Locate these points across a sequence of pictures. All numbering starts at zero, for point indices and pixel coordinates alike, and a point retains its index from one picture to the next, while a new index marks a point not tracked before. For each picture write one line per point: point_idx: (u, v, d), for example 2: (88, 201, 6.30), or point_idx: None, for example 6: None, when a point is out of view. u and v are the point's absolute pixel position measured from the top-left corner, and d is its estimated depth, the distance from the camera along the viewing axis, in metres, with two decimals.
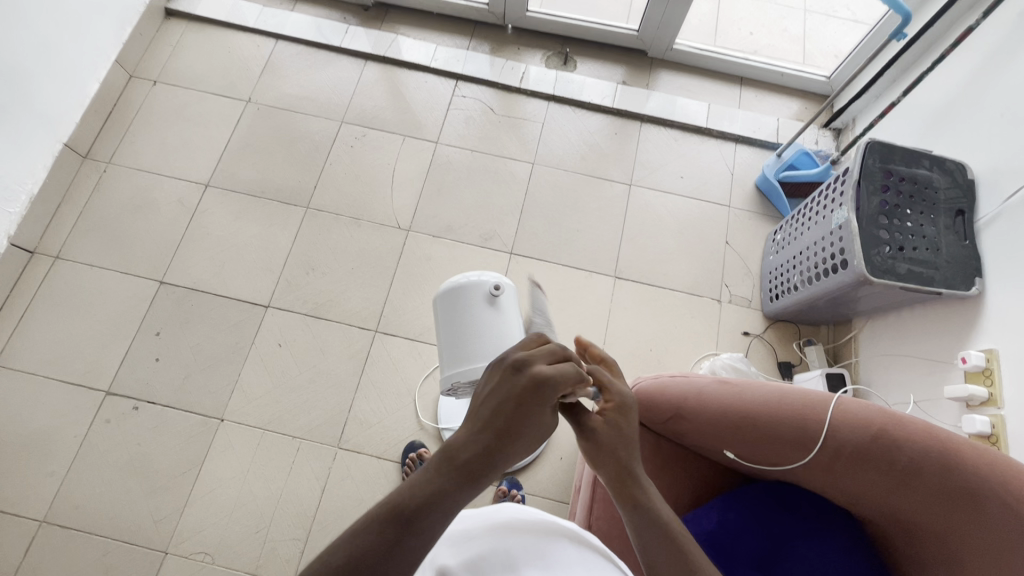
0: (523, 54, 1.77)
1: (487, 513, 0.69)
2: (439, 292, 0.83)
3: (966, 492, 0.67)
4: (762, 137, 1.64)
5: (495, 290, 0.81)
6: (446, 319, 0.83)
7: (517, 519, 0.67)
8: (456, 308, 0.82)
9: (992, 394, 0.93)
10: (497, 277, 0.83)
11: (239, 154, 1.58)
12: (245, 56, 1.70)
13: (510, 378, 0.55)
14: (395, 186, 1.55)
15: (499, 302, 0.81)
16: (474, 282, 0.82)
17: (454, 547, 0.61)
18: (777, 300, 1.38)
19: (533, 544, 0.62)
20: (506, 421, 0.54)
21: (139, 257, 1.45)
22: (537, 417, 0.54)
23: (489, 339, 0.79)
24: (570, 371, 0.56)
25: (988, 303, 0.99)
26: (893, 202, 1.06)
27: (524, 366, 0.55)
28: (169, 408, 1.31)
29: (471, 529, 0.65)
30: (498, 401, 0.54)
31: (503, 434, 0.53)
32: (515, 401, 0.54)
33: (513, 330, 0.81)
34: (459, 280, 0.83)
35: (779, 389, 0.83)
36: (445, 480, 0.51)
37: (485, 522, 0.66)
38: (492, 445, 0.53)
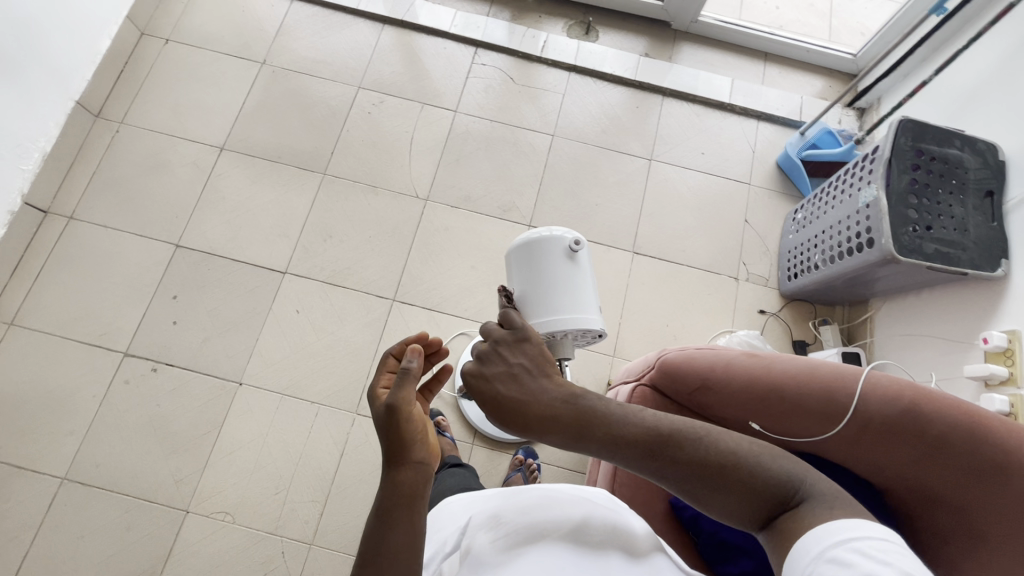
0: (544, 22, 1.73)
1: (519, 496, 0.73)
2: (513, 248, 0.75)
3: (990, 464, 0.70)
4: (785, 115, 1.62)
5: (574, 246, 0.74)
6: (521, 276, 0.75)
7: (554, 503, 0.70)
8: (533, 266, 0.74)
9: (1012, 373, 0.94)
10: (573, 233, 0.75)
11: (253, 118, 1.55)
12: (259, 17, 1.66)
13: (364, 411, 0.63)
14: (413, 155, 1.53)
15: (578, 260, 0.75)
16: (553, 236, 0.73)
17: (488, 533, 0.66)
18: (795, 279, 1.38)
19: (560, 529, 0.65)
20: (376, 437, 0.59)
21: (154, 220, 1.43)
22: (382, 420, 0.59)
23: (572, 297, 0.73)
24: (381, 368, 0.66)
25: (1012, 285, 1.00)
26: (923, 181, 1.05)
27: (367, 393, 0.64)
28: (188, 371, 1.31)
29: (504, 511, 0.69)
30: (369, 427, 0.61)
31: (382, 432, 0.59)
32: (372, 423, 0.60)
33: (589, 292, 0.75)
34: (536, 233, 0.75)
35: (808, 363, 0.84)
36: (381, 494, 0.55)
37: (524, 505, 0.70)
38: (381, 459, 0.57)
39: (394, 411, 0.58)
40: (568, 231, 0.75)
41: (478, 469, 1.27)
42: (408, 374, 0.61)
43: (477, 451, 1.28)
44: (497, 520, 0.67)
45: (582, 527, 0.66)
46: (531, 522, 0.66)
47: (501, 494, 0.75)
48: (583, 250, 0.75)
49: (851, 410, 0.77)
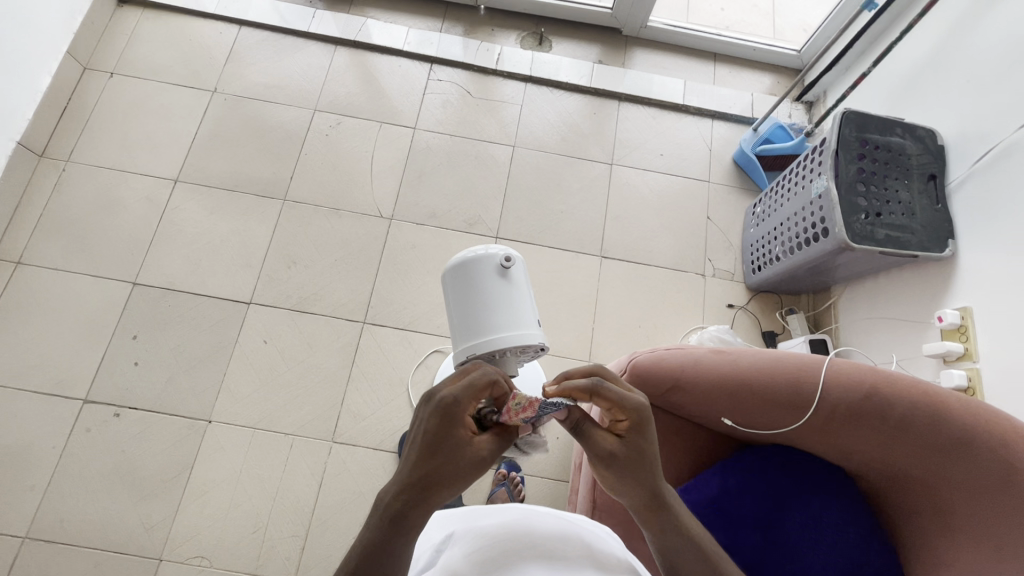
0: (497, 35, 1.74)
1: (492, 512, 0.73)
2: (447, 270, 0.76)
3: (952, 443, 0.71)
4: (737, 113, 1.67)
5: (505, 263, 0.75)
6: (456, 298, 0.76)
7: (531, 521, 0.70)
8: (467, 286, 0.75)
9: (968, 348, 0.97)
10: (506, 250, 0.76)
11: (207, 147, 1.51)
12: (207, 45, 1.63)
13: (436, 419, 0.58)
14: (374, 174, 1.52)
15: (511, 276, 0.75)
16: (483, 255, 0.74)
17: (465, 552, 0.64)
18: (759, 272, 1.41)
19: (537, 537, 0.66)
20: (428, 466, 0.57)
21: (108, 259, 1.38)
22: (451, 463, 0.58)
23: (508, 315, 0.73)
24: (472, 395, 0.60)
25: (961, 263, 1.04)
26: (869, 170, 1.09)
27: (451, 408, 0.59)
28: (153, 414, 1.26)
29: (480, 529, 0.68)
30: (427, 444, 0.58)
31: (433, 470, 0.57)
32: (438, 447, 0.57)
33: (524, 308, 0.75)
34: (468, 254, 0.76)
35: (774, 356, 0.85)
36: (387, 529, 0.54)
37: (501, 522, 0.69)
38: (419, 490, 0.56)
39: (469, 472, 0.58)
40: (503, 248, 0.76)
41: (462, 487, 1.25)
42: (505, 439, 0.63)
43: None
44: (470, 538, 0.67)
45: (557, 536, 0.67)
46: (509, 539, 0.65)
47: (472, 514, 0.74)
48: (517, 267, 0.76)
49: (816, 398, 0.79)
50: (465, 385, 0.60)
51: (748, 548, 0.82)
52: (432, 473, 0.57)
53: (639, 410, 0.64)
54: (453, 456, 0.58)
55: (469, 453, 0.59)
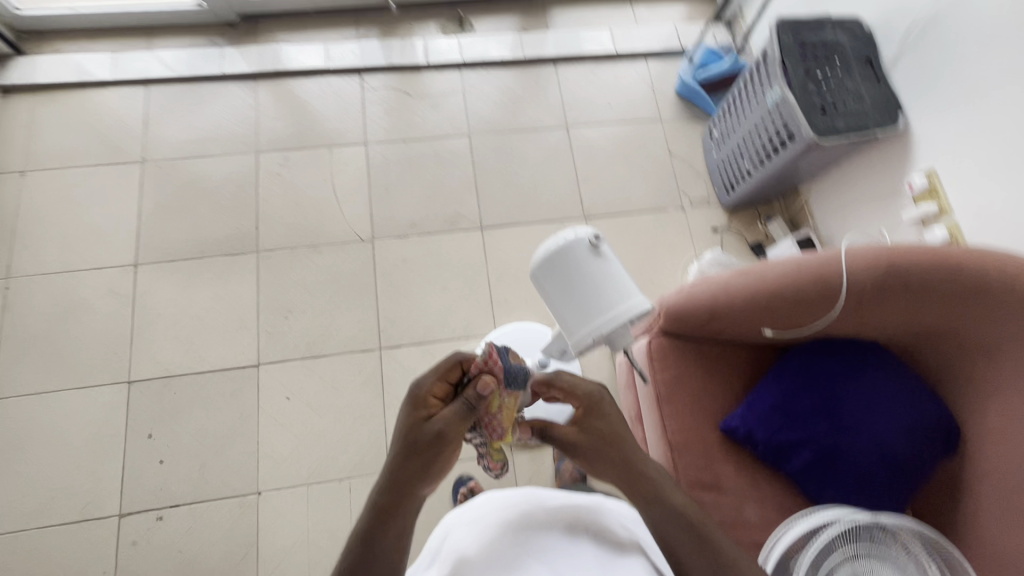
0: (416, 29, 1.70)
1: (520, 503, 0.74)
2: (537, 266, 0.75)
3: (967, 286, 0.81)
4: (667, 47, 1.71)
5: (594, 242, 0.75)
6: (559, 290, 0.75)
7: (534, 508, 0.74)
8: (567, 275, 0.74)
9: (941, 205, 1.07)
10: (586, 231, 0.75)
11: (157, 221, 1.42)
12: (118, 114, 1.51)
13: (407, 407, 0.67)
14: (341, 200, 1.48)
15: (604, 252, 0.75)
16: (573, 241, 0.74)
17: (469, 535, 0.70)
18: (733, 190, 1.48)
19: (544, 514, 0.73)
20: (400, 451, 0.64)
21: (92, 365, 1.29)
22: (417, 445, 0.63)
23: (622, 288, 0.74)
24: (437, 375, 0.69)
25: (913, 132, 1.13)
26: (814, 68, 1.16)
27: (418, 394, 0.67)
28: (198, 504, 1.21)
29: (486, 515, 0.73)
30: (401, 434, 0.65)
31: (407, 454, 0.63)
32: (407, 431, 0.64)
33: (626, 278, 0.75)
34: (553, 245, 0.75)
35: (792, 261, 0.91)
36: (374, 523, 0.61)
37: (505, 509, 0.74)
38: (393, 476, 0.62)
39: (433, 446, 0.63)
40: (580, 231, 0.75)
41: (526, 473, 1.27)
42: (470, 409, 0.66)
43: (519, 457, 1.29)
44: (492, 528, 0.70)
45: (574, 550, 0.67)
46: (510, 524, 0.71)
47: (505, 497, 0.76)
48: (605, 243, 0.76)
49: (843, 285, 0.86)
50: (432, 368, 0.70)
51: (819, 435, 0.89)
52: (405, 454, 0.63)
53: (590, 396, 0.71)
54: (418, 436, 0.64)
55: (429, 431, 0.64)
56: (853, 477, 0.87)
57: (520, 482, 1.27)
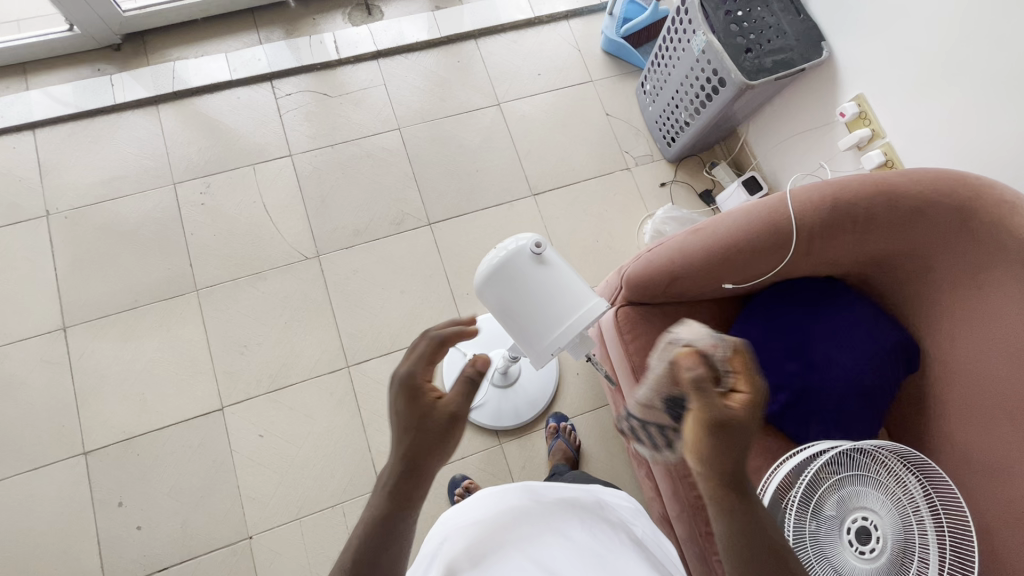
0: (322, 22, 1.58)
1: (518, 502, 0.71)
2: (480, 283, 0.72)
3: (912, 210, 0.82)
4: (586, 4, 1.66)
5: (537, 251, 0.71)
6: (505, 306, 0.72)
7: (532, 504, 0.71)
8: (512, 290, 0.71)
9: (874, 129, 1.08)
10: (531, 239, 0.72)
11: (78, 276, 1.31)
12: (7, 167, 1.36)
13: (401, 395, 0.56)
14: (276, 219, 1.39)
15: (549, 259, 0.72)
16: (514, 254, 0.70)
17: (466, 539, 0.67)
18: (675, 143, 1.47)
19: (543, 509, 0.70)
20: (404, 440, 0.55)
21: (40, 442, 1.20)
22: (426, 429, 0.55)
23: (573, 296, 0.71)
24: (424, 354, 0.57)
25: (838, 59, 1.13)
26: (734, 9, 1.13)
27: (412, 384, 0.56)
28: (187, 562, 1.16)
29: (483, 516, 0.70)
30: (404, 421, 0.55)
31: (416, 447, 0.54)
32: (413, 423, 0.55)
33: (575, 285, 0.72)
34: (494, 257, 0.71)
35: (742, 212, 0.90)
36: (379, 526, 0.53)
37: (501, 508, 0.71)
38: (404, 463, 0.54)
39: (446, 434, 0.55)
40: (526, 240, 0.72)
41: (519, 461, 1.27)
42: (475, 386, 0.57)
43: (508, 447, 1.28)
44: (481, 525, 0.68)
45: (564, 543, 0.64)
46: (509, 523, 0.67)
47: (497, 496, 0.74)
48: (549, 249, 0.72)
49: (794, 229, 0.86)
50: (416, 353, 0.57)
51: (792, 378, 0.91)
52: (415, 445, 0.54)
53: (659, 399, 0.65)
54: (426, 423, 0.55)
55: (439, 415, 0.55)
56: (829, 411, 0.89)
57: (514, 471, 1.26)
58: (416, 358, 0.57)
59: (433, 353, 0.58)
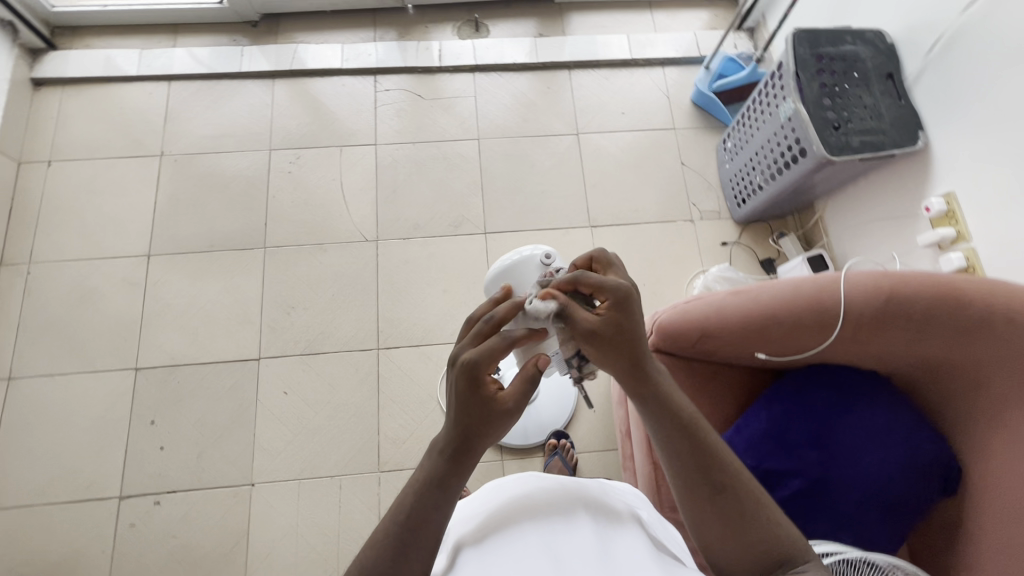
0: (433, 31, 1.70)
1: (525, 491, 0.70)
2: (492, 276, 0.82)
3: (973, 322, 0.77)
4: (685, 55, 1.68)
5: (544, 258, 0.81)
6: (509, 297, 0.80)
7: (538, 492, 0.70)
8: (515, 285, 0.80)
9: (959, 230, 1.02)
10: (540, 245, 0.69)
11: (170, 214, 1.46)
12: (140, 108, 1.56)
13: (465, 384, 0.60)
14: (348, 199, 1.49)
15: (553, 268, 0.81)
16: (525, 256, 0.81)
17: (474, 527, 0.67)
18: (744, 204, 1.44)
19: (551, 496, 0.69)
20: (469, 419, 0.60)
21: (103, 350, 1.34)
22: (489, 416, 0.60)
23: None
24: (478, 336, 0.63)
25: (933, 153, 1.07)
26: (831, 82, 1.11)
27: (476, 377, 0.59)
28: (193, 491, 1.24)
29: (491, 506, 0.70)
30: (456, 398, 0.61)
31: (467, 421, 0.60)
32: (463, 399, 0.60)
33: None
34: (510, 258, 0.82)
35: (790, 283, 0.88)
36: (431, 484, 0.59)
37: (509, 497, 0.70)
38: (465, 437, 0.61)
39: (494, 417, 0.60)
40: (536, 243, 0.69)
41: None
42: (529, 377, 0.62)
43: (509, 465, 1.28)
44: (488, 513, 0.68)
45: (574, 528, 0.63)
46: (516, 514, 0.66)
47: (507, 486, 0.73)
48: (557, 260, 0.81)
49: (841, 313, 0.83)
50: (471, 335, 0.63)
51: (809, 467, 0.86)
52: (464, 421, 0.60)
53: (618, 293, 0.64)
54: (487, 411, 0.60)
55: (503, 404, 0.61)
56: (843, 512, 0.84)
57: None
58: (470, 339, 0.63)
59: (484, 333, 0.63)
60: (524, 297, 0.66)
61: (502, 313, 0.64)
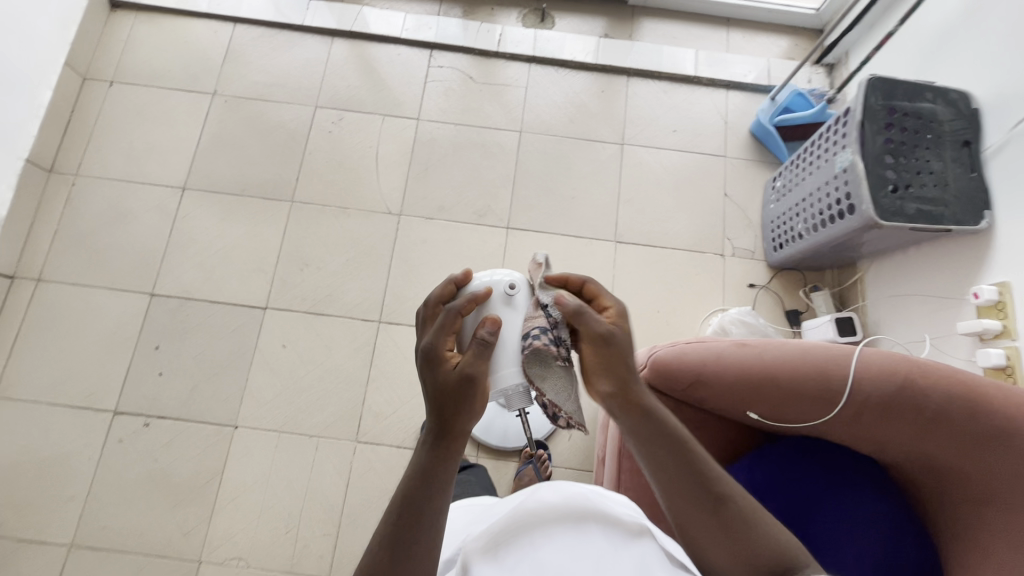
0: (498, 14, 1.67)
1: (530, 505, 0.68)
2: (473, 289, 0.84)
3: (990, 433, 0.70)
4: (753, 81, 1.59)
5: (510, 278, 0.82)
6: None
7: (542, 505, 0.68)
8: None
9: (1006, 326, 0.92)
10: (510, 273, 0.68)
11: (211, 152, 1.50)
12: (204, 45, 1.60)
13: (421, 365, 0.59)
14: (381, 169, 1.50)
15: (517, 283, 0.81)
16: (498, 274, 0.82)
17: (481, 542, 0.64)
18: (781, 250, 1.36)
19: (556, 507, 0.67)
20: (440, 399, 0.57)
21: (125, 271, 1.40)
22: (453, 393, 0.56)
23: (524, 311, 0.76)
24: (428, 321, 0.65)
25: (996, 238, 0.98)
26: (898, 139, 1.02)
27: (429, 352, 0.59)
28: (180, 422, 1.29)
29: (495, 522, 0.67)
30: (422, 384, 0.59)
31: (439, 403, 0.57)
32: (429, 380, 0.58)
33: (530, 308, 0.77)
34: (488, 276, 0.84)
35: (800, 347, 0.83)
36: (417, 473, 0.56)
37: (513, 513, 0.68)
38: (441, 419, 0.57)
39: (458, 388, 0.56)
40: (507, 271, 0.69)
41: None
42: (482, 346, 0.59)
43: (482, 463, 1.27)
44: (499, 531, 0.64)
45: (589, 542, 0.62)
46: (525, 531, 0.64)
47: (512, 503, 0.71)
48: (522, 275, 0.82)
49: (847, 391, 0.77)
50: (420, 323, 0.65)
51: None
52: (436, 402, 0.57)
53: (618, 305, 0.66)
54: (446, 385, 0.57)
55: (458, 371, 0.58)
56: None
57: None
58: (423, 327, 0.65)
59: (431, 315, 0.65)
60: (471, 273, 0.67)
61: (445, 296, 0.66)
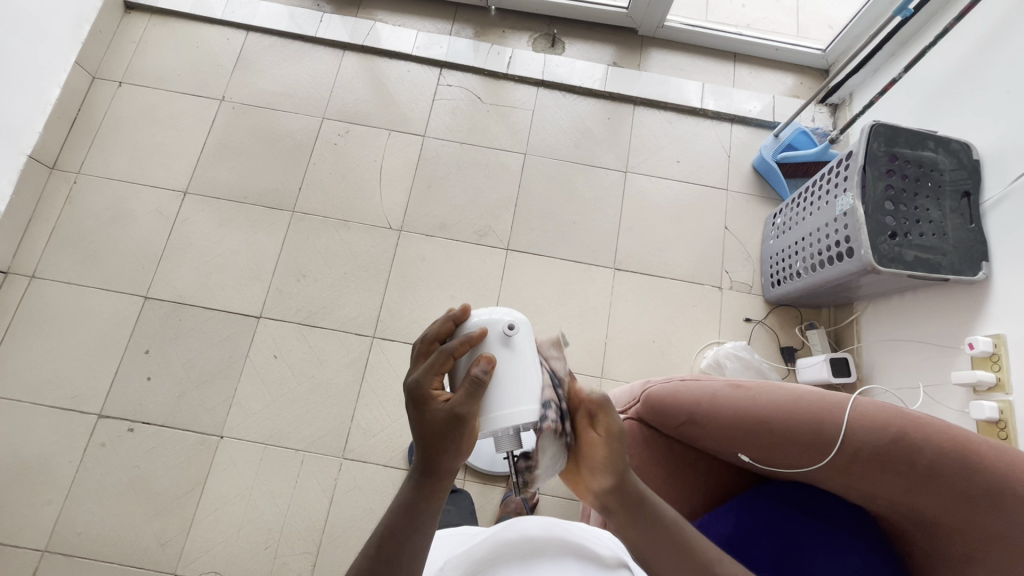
0: (509, 37, 1.69)
1: (507, 534, 0.67)
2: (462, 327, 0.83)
3: (982, 490, 0.68)
4: (758, 116, 1.60)
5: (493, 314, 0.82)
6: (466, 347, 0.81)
7: (520, 536, 0.66)
8: None
9: (1000, 378, 0.92)
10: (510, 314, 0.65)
11: (216, 158, 1.50)
12: (215, 51, 1.61)
13: (410, 402, 0.58)
14: (383, 184, 1.50)
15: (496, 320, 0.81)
16: None
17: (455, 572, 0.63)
18: (779, 286, 1.36)
19: (534, 539, 0.66)
20: (428, 438, 0.55)
21: (120, 272, 1.39)
22: (441, 432, 0.55)
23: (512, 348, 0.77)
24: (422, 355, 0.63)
25: (994, 289, 0.98)
26: (898, 186, 1.03)
27: (417, 391, 0.57)
28: (165, 428, 1.27)
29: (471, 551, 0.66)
30: (410, 419, 0.58)
31: (427, 441, 0.56)
32: (417, 417, 0.57)
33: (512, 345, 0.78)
34: None
35: (793, 394, 0.82)
36: (401, 509, 0.55)
37: (490, 542, 0.66)
38: (427, 456, 0.56)
39: (445, 430, 0.55)
40: (507, 312, 0.65)
41: None
42: (475, 387, 0.57)
43: (469, 487, 1.25)
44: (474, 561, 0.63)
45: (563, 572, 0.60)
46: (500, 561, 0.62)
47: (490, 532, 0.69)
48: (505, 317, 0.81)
49: (839, 440, 0.76)
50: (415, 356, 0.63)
51: None
52: (424, 441, 0.56)
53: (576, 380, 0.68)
54: (434, 423, 0.55)
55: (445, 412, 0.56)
56: None
57: None
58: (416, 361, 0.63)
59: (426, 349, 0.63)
60: (471, 310, 0.64)
61: (439, 331, 0.64)
